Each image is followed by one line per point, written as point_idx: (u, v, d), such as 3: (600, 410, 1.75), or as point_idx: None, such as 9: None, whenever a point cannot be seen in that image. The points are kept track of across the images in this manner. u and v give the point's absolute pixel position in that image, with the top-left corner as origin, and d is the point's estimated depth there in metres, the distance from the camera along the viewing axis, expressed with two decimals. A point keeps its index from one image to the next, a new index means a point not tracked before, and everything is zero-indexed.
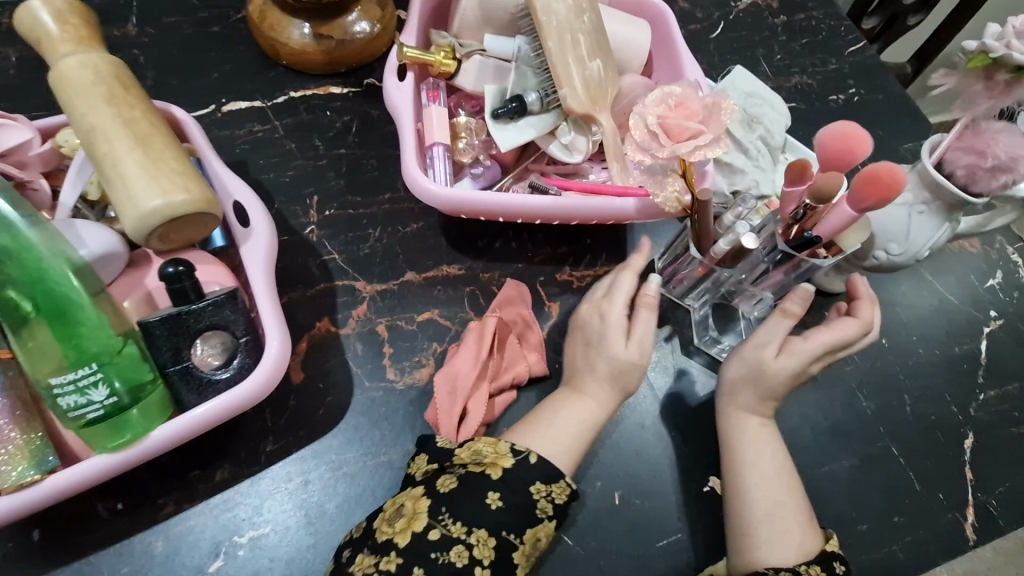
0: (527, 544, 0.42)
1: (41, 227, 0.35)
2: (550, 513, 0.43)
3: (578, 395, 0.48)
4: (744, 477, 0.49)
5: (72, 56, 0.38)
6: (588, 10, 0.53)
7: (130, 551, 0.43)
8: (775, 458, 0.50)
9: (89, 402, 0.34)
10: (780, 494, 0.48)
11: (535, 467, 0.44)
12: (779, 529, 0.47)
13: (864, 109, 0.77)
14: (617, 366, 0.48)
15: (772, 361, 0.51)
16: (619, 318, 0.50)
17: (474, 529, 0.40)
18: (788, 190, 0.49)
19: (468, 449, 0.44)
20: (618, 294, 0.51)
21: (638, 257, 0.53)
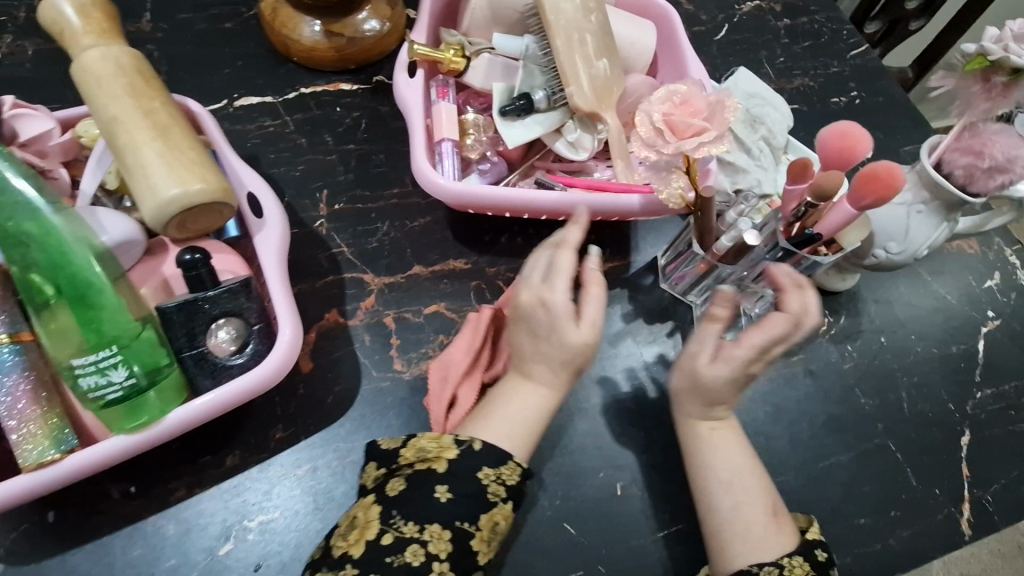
0: (484, 530, 0.42)
1: (65, 213, 0.36)
2: (503, 495, 0.43)
3: (528, 381, 0.47)
4: (705, 483, 0.49)
5: (95, 48, 0.39)
6: (595, 10, 0.54)
7: (142, 533, 0.44)
8: (736, 458, 0.49)
9: (109, 383, 0.35)
10: (747, 492, 0.47)
11: (482, 453, 0.44)
12: (754, 528, 0.46)
13: (866, 112, 0.78)
14: (564, 352, 0.46)
15: (705, 368, 0.48)
16: (564, 305, 0.46)
17: (427, 526, 0.41)
18: (790, 188, 0.50)
19: (412, 448, 0.44)
20: (557, 278, 0.46)
21: (575, 229, 0.48)
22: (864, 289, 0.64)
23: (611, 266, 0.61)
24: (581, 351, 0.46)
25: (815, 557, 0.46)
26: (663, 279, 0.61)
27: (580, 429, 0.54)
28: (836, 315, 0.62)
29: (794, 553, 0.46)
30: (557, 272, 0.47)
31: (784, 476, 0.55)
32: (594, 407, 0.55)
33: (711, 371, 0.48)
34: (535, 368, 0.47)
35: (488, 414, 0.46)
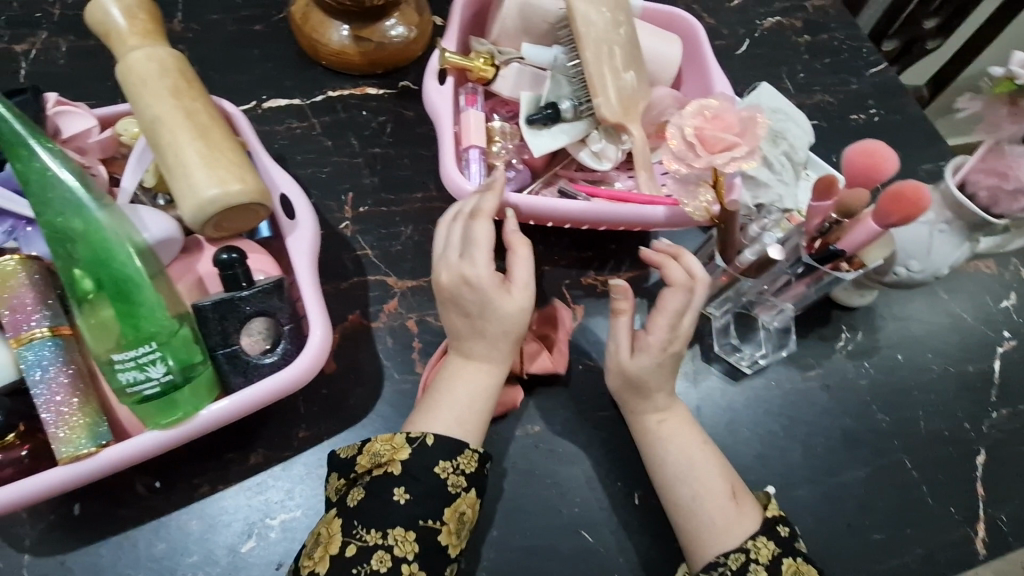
0: (450, 523, 0.44)
1: (109, 209, 0.37)
2: (463, 484, 0.45)
3: (470, 361, 0.49)
4: (663, 481, 0.49)
5: (140, 49, 0.40)
6: (625, 23, 0.55)
7: (166, 527, 0.45)
8: (688, 448, 0.49)
9: (147, 378, 0.35)
10: (704, 482, 0.48)
11: (434, 448, 0.45)
12: (718, 516, 0.46)
13: (884, 129, 0.79)
14: (496, 320, 0.48)
15: (627, 361, 0.50)
16: (489, 277, 0.48)
17: (390, 530, 0.42)
18: (815, 204, 0.51)
19: (366, 455, 0.45)
20: (476, 251, 0.48)
21: (490, 198, 0.49)
22: (881, 306, 0.64)
23: (631, 277, 0.62)
24: (513, 316, 0.48)
25: (777, 533, 0.47)
26: None
27: (598, 437, 0.54)
28: (853, 331, 0.62)
29: (757, 533, 0.46)
30: (478, 246, 0.48)
31: (800, 490, 0.55)
32: (612, 415, 0.55)
33: (633, 359, 0.50)
34: (474, 345, 0.49)
35: (434, 403, 0.48)
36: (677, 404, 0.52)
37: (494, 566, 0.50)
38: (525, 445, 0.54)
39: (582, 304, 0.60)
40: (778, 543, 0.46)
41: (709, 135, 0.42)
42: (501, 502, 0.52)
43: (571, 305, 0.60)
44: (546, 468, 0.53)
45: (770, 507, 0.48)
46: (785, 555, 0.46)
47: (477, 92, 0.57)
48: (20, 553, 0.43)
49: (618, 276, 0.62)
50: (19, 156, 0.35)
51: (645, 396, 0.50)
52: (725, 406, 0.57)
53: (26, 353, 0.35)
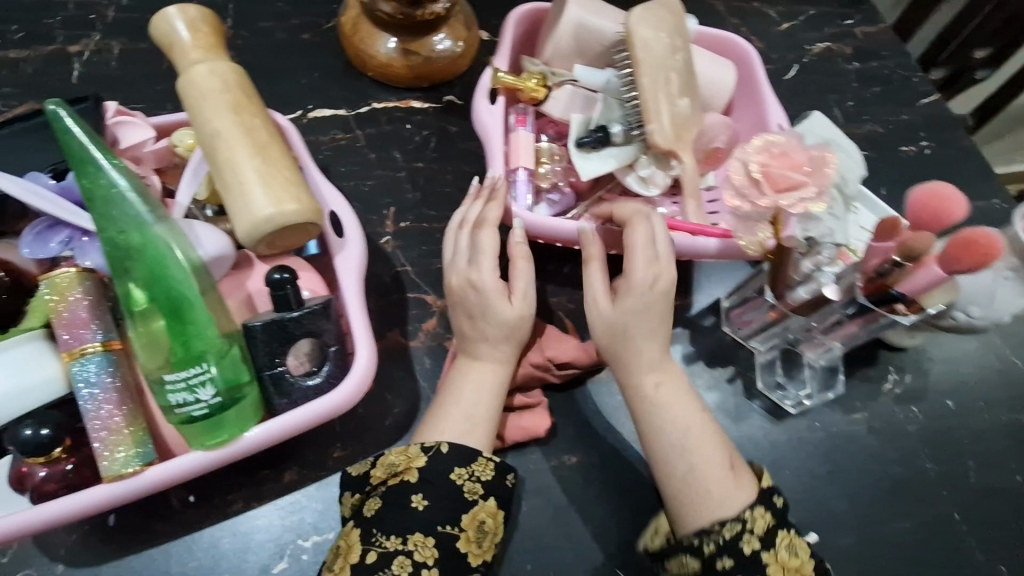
0: (469, 529, 0.43)
1: (166, 224, 0.36)
2: (480, 491, 0.44)
3: (477, 362, 0.48)
4: (657, 447, 0.46)
5: (202, 64, 0.39)
6: (682, 49, 0.53)
7: (199, 543, 0.44)
8: (682, 412, 0.46)
9: (196, 400, 0.35)
10: (698, 448, 0.45)
11: (450, 455, 0.44)
12: (712, 481, 0.43)
13: (936, 162, 0.76)
14: (497, 323, 0.48)
15: (610, 308, 0.47)
16: (494, 282, 0.48)
17: (409, 536, 0.41)
18: (874, 244, 0.48)
19: (382, 465, 0.44)
20: (483, 257, 0.49)
21: (494, 208, 0.51)
22: (932, 348, 0.62)
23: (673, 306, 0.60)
24: (517, 326, 0.48)
25: (773, 504, 0.44)
26: (725, 323, 0.60)
27: (635, 470, 0.53)
28: (902, 373, 0.60)
29: (752, 501, 0.43)
30: (483, 252, 0.49)
31: (842, 537, 0.53)
32: None
33: (612, 312, 0.47)
34: (481, 347, 0.48)
35: (441, 408, 0.47)
36: (672, 366, 0.48)
37: None
38: (560, 475, 0.52)
39: None
40: (774, 514, 0.43)
41: (776, 173, 0.41)
42: (535, 534, 0.50)
43: None
44: (581, 501, 0.52)
45: (764, 478, 0.45)
46: (780, 527, 0.43)
47: (527, 113, 0.57)
48: (53, 562, 0.43)
49: None
50: (83, 171, 0.34)
51: (633, 346, 0.47)
52: (766, 446, 0.56)
53: (78, 367, 0.35)
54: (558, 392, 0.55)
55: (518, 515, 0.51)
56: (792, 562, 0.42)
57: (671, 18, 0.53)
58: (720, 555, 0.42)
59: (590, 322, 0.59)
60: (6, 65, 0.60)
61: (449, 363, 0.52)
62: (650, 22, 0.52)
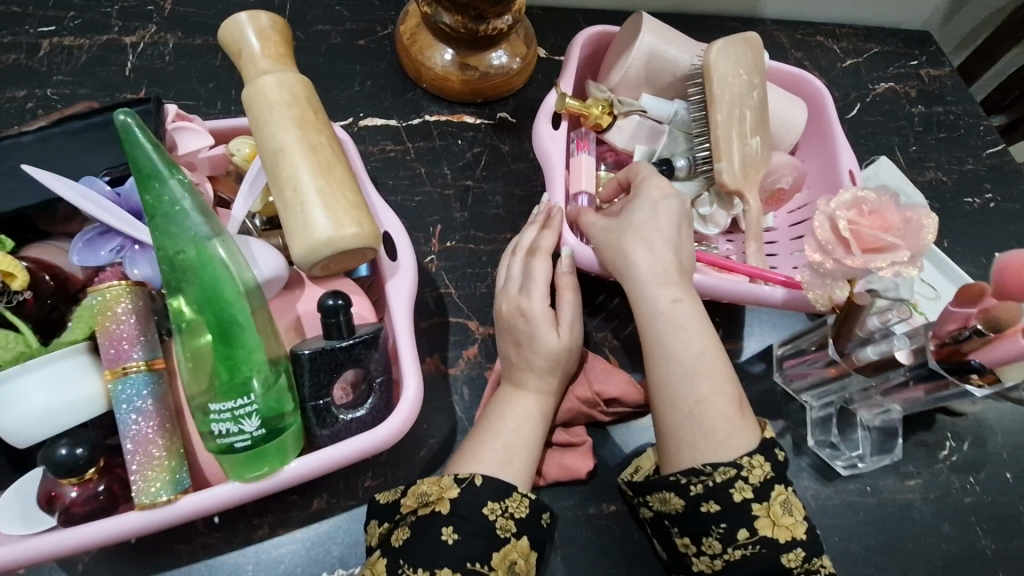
0: (499, 569, 0.39)
1: (225, 243, 0.35)
2: (513, 529, 0.40)
3: (520, 391, 0.46)
4: (663, 373, 0.43)
5: (270, 74, 0.37)
6: (758, 86, 0.51)
7: (221, 568, 0.42)
8: (695, 335, 0.44)
9: (240, 432, 0.33)
10: (705, 378, 0.42)
11: (483, 489, 0.41)
12: (713, 413, 0.42)
13: (1001, 217, 0.73)
14: (541, 352, 0.46)
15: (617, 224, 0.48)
16: (541, 309, 0.47)
17: (436, 571, 0.38)
18: (953, 309, 0.46)
19: (413, 493, 0.41)
20: (535, 286, 0.47)
21: (548, 236, 0.49)
22: (993, 415, 0.58)
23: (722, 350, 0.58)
24: (562, 356, 0.46)
25: (775, 456, 0.42)
26: (777, 371, 0.57)
27: None
28: (960, 441, 0.57)
29: (750, 448, 0.41)
30: (534, 280, 0.47)
31: None
32: None
33: (620, 232, 0.47)
34: (528, 376, 0.46)
35: (481, 434, 0.44)
36: (690, 287, 0.46)
37: None
38: (597, 522, 0.50)
39: None
40: (775, 469, 0.41)
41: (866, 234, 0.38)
42: None
43: None
44: (618, 552, 0.49)
45: (768, 428, 0.43)
46: (778, 482, 0.41)
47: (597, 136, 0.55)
48: None
49: None
50: (149, 186, 0.32)
51: (646, 257, 0.46)
52: (814, 506, 0.53)
53: (119, 388, 0.33)
54: (599, 431, 0.53)
55: (551, 561, 0.48)
56: (784, 519, 0.41)
57: (750, 54, 0.51)
58: (706, 498, 0.40)
59: (636, 360, 0.56)
60: (61, 52, 0.59)
61: (490, 392, 0.50)
62: (730, 57, 0.50)
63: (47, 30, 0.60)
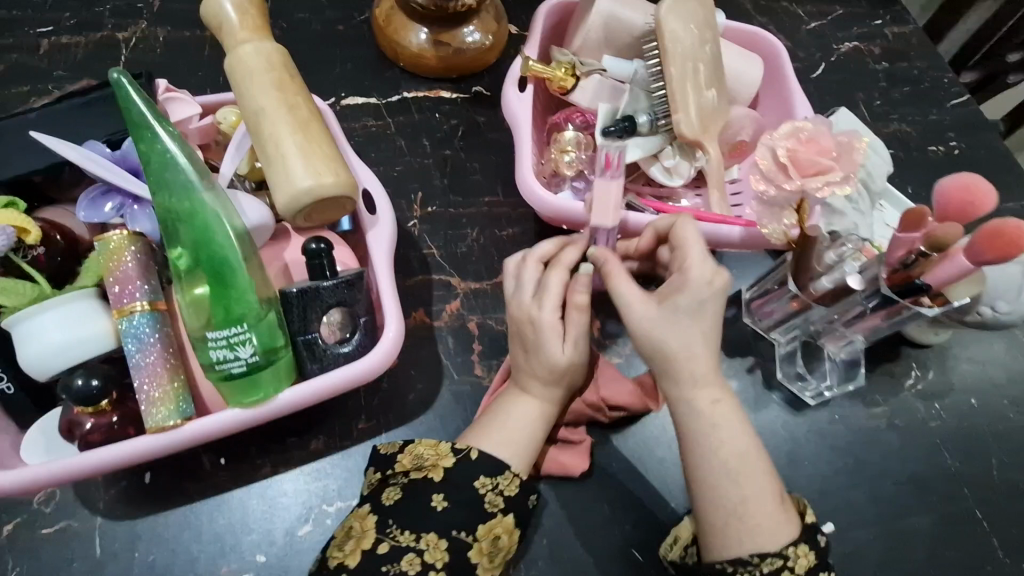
0: (483, 541, 0.42)
1: (213, 191, 0.38)
2: (501, 505, 0.43)
3: (525, 394, 0.47)
4: (703, 470, 0.43)
5: (249, 43, 0.41)
6: (710, 41, 0.54)
7: (229, 504, 0.46)
8: (736, 438, 0.43)
9: (236, 358, 0.37)
10: (749, 479, 0.42)
11: (478, 462, 0.43)
12: (756, 512, 0.41)
13: (966, 163, 0.75)
14: (547, 366, 0.46)
15: (650, 309, 0.43)
16: (551, 322, 0.46)
17: (423, 534, 0.40)
18: (901, 235, 0.48)
19: (410, 455, 0.44)
20: (549, 295, 0.46)
21: (571, 250, 0.48)
22: (957, 344, 0.61)
23: None
24: (564, 368, 0.46)
25: (817, 542, 0.43)
26: (746, 314, 0.60)
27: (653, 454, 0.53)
28: (924, 370, 0.60)
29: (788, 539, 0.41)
30: (549, 291, 0.46)
31: (861, 529, 0.53)
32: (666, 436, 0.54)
33: (664, 323, 0.43)
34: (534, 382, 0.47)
35: (486, 426, 0.46)
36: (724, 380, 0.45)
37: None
38: None
39: None
40: (817, 554, 0.42)
41: (803, 159, 0.47)
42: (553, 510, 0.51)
43: None
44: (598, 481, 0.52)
45: (808, 513, 0.44)
46: (821, 568, 0.42)
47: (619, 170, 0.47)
48: (93, 514, 0.45)
49: None
50: (143, 136, 0.36)
51: (685, 353, 0.43)
52: (785, 435, 0.56)
53: (126, 325, 0.37)
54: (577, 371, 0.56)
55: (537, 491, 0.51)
56: None
57: (701, 10, 0.54)
58: None
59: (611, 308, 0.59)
60: (59, 50, 0.63)
61: (500, 383, 0.51)
62: (680, 14, 0.53)
63: (45, 30, 0.64)
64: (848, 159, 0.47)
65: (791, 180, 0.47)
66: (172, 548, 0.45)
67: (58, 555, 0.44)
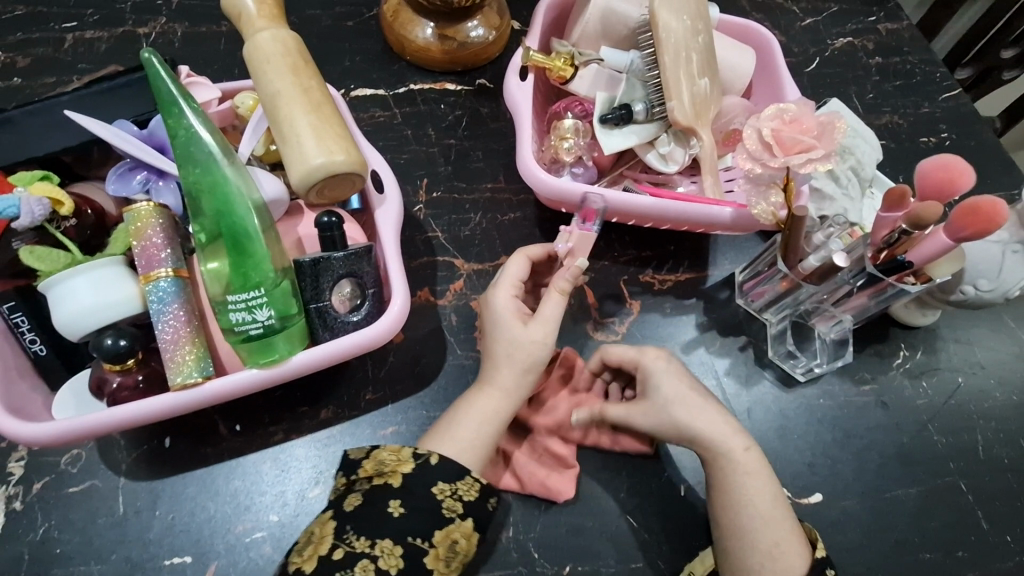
0: (440, 546, 0.43)
1: (234, 165, 0.41)
2: (460, 510, 0.44)
3: (486, 389, 0.49)
4: (737, 509, 0.47)
5: (266, 31, 0.44)
6: (703, 31, 0.57)
7: (244, 466, 0.49)
8: (765, 488, 0.47)
9: (253, 320, 0.40)
10: (778, 523, 0.46)
11: (437, 467, 0.44)
12: (785, 551, 0.45)
13: (956, 153, 0.75)
14: (512, 350, 0.49)
15: (657, 406, 0.49)
16: (508, 307, 0.50)
17: (379, 540, 0.41)
18: (884, 215, 0.51)
19: (373, 460, 0.45)
20: (504, 280, 0.51)
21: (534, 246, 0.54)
22: (944, 326, 0.63)
23: (689, 278, 0.63)
24: (511, 353, 0.49)
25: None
26: (739, 295, 0.62)
27: None
28: (912, 350, 0.61)
29: (810, 573, 0.45)
30: (505, 277, 0.51)
31: (848, 500, 0.55)
32: None
33: (649, 415, 0.49)
34: (501, 373, 0.49)
35: (441, 428, 0.48)
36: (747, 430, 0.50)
37: (541, 538, 0.51)
38: None
39: (638, 300, 0.62)
40: None
41: (788, 138, 0.50)
42: None
43: (627, 298, 0.62)
44: (596, 452, 0.54)
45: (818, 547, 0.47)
46: None
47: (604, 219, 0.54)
48: (116, 475, 0.48)
49: (676, 277, 0.63)
50: (169, 112, 0.40)
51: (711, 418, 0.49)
52: (775, 410, 0.58)
53: (152, 289, 0.40)
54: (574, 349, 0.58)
55: None
56: None
57: (693, 3, 0.56)
58: None
59: (608, 290, 0.62)
60: (84, 44, 0.66)
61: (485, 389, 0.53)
62: (674, 6, 0.55)
63: (70, 25, 0.67)
64: (828, 138, 0.50)
65: (775, 158, 0.50)
66: (191, 505, 0.48)
67: (83, 512, 0.47)
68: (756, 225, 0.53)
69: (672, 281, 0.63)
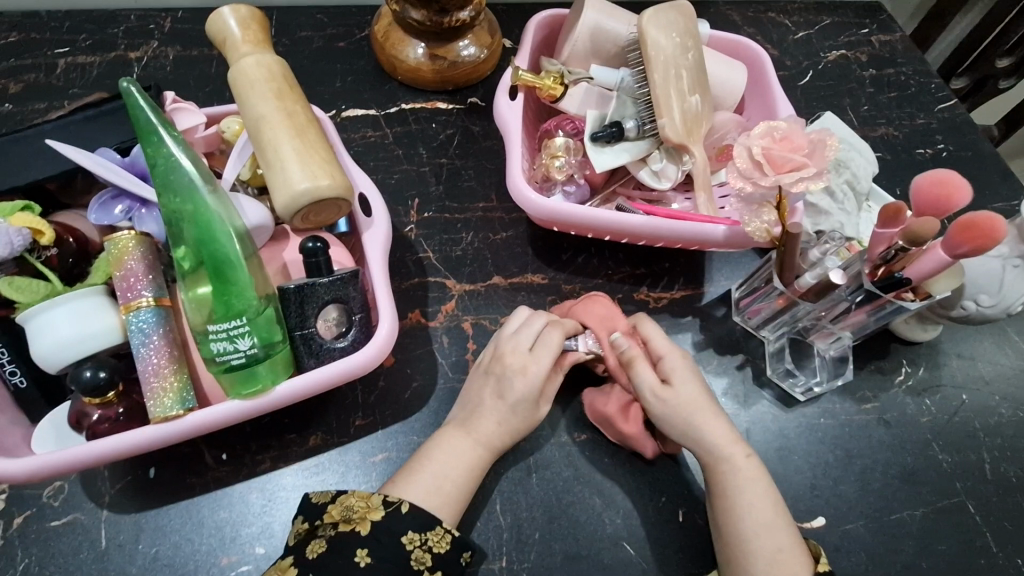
0: None
1: (215, 193, 0.41)
2: (428, 563, 0.43)
3: (470, 443, 0.48)
4: (744, 502, 0.46)
5: (250, 56, 0.44)
6: (692, 48, 0.56)
7: (231, 496, 0.48)
8: (763, 490, 0.47)
9: (235, 350, 0.39)
10: (778, 527, 0.45)
11: (408, 516, 0.43)
12: (782, 557, 0.44)
13: (954, 165, 0.74)
14: (517, 417, 0.49)
15: (688, 398, 0.50)
16: (541, 382, 0.49)
17: None
18: (879, 232, 0.48)
19: (340, 505, 0.44)
20: (545, 353, 0.50)
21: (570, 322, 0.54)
22: (947, 342, 0.61)
23: (685, 295, 0.62)
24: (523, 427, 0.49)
25: None
26: (735, 312, 0.61)
27: None
28: (915, 366, 0.60)
29: None
30: (544, 345, 0.50)
31: (853, 523, 0.54)
32: None
33: (682, 398, 0.50)
34: (483, 425, 0.48)
35: (413, 473, 0.46)
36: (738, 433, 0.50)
37: (535, 567, 0.50)
38: (569, 449, 0.54)
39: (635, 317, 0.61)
40: None
41: (777, 156, 0.49)
42: (544, 504, 0.52)
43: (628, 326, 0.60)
44: (590, 477, 0.53)
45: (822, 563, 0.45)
46: None
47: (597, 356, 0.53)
48: (98, 507, 0.47)
49: (672, 294, 0.62)
50: (149, 141, 0.40)
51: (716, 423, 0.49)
52: (775, 430, 0.57)
53: (133, 319, 0.40)
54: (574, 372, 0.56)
55: (527, 484, 0.52)
56: None
57: (681, 19, 0.56)
58: None
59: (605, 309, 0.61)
60: (75, 69, 0.66)
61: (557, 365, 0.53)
62: (662, 24, 0.55)
63: (62, 51, 0.67)
64: (819, 155, 0.49)
65: (767, 176, 0.49)
66: (173, 539, 0.47)
67: (64, 547, 0.46)
68: (754, 241, 0.52)
69: (668, 299, 0.62)
